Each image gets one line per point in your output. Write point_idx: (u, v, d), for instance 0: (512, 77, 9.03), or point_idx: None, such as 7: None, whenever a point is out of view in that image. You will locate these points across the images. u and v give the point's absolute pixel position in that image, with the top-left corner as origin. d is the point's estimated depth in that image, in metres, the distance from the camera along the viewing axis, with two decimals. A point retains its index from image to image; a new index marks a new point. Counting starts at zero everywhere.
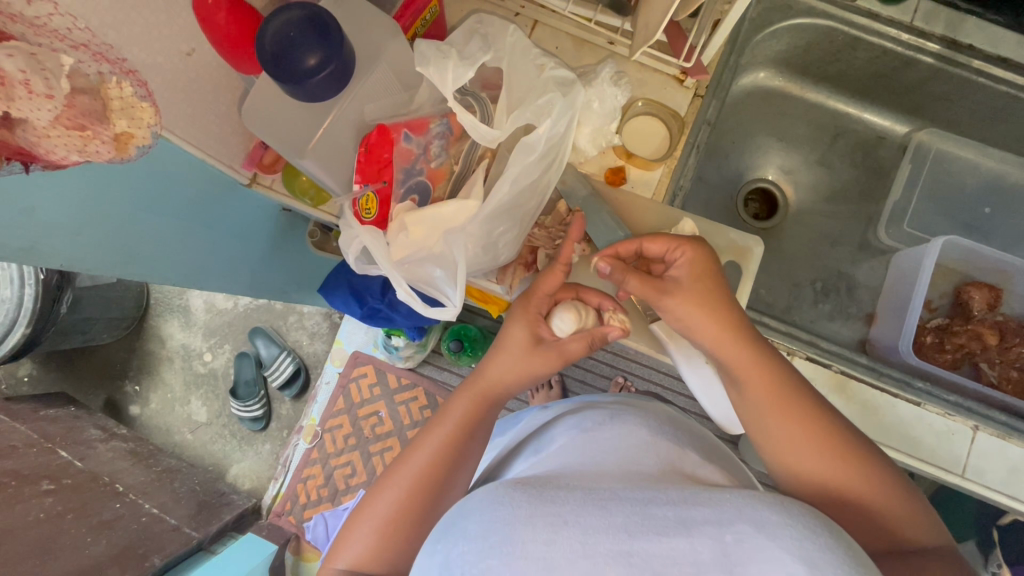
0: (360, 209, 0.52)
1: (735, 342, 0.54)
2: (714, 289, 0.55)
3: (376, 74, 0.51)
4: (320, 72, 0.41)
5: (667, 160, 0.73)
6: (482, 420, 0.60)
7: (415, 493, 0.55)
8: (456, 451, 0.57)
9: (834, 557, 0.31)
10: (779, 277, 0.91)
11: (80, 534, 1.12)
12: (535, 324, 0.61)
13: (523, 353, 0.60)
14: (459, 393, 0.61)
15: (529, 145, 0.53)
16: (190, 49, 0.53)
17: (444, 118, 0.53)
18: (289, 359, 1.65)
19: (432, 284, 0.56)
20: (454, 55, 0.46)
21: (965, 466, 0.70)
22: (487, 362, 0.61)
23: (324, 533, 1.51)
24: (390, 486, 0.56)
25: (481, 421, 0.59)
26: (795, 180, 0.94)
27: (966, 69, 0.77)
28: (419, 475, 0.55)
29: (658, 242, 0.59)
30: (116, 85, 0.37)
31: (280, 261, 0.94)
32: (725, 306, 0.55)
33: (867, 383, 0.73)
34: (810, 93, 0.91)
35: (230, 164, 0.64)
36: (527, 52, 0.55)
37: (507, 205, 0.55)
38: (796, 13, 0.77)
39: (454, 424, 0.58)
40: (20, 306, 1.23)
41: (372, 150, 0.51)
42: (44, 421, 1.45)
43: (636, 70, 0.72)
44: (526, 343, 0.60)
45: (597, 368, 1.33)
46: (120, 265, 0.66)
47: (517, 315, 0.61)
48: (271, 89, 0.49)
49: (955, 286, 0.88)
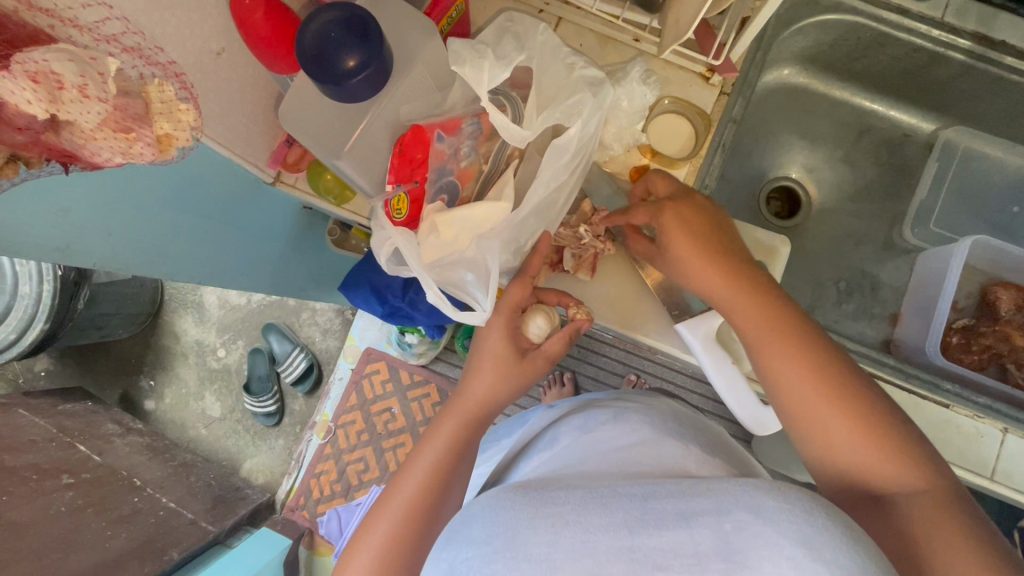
0: (391, 210, 0.51)
1: (732, 287, 0.54)
2: (709, 240, 0.56)
3: (412, 74, 0.49)
4: (358, 74, 0.40)
5: (693, 159, 0.73)
6: (470, 439, 0.60)
7: (406, 522, 0.54)
8: (445, 473, 0.57)
9: (832, 538, 0.32)
10: (800, 276, 0.90)
11: (100, 528, 1.14)
12: (514, 337, 0.60)
13: (505, 368, 0.59)
14: (441, 417, 0.61)
15: (560, 148, 0.52)
16: (220, 48, 0.53)
17: (475, 118, 0.53)
18: (302, 355, 1.66)
19: (460, 288, 0.56)
20: (490, 55, 0.45)
21: (994, 469, 0.69)
22: (468, 380, 0.61)
23: (337, 527, 1.52)
24: (381, 518, 0.55)
25: (467, 439, 0.59)
26: (818, 178, 0.93)
27: (998, 67, 0.76)
28: (411, 503, 0.55)
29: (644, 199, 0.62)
30: (157, 86, 0.37)
31: (299, 259, 0.94)
32: (724, 251, 0.56)
33: (896, 384, 0.72)
34: (835, 90, 0.89)
35: (255, 163, 0.64)
36: (558, 51, 0.54)
37: (537, 205, 0.56)
38: (824, 10, 0.76)
39: (441, 446, 0.58)
40: (39, 301, 1.24)
41: (405, 150, 0.50)
42: (62, 415, 1.47)
43: (662, 68, 0.72)
44: (507, 356, 0.59)
45: (611, 365, 1.33)
46: (149, 262, 0.67)
47: (493, 324, 0.60)
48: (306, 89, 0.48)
49: (982, 286, 0.87)
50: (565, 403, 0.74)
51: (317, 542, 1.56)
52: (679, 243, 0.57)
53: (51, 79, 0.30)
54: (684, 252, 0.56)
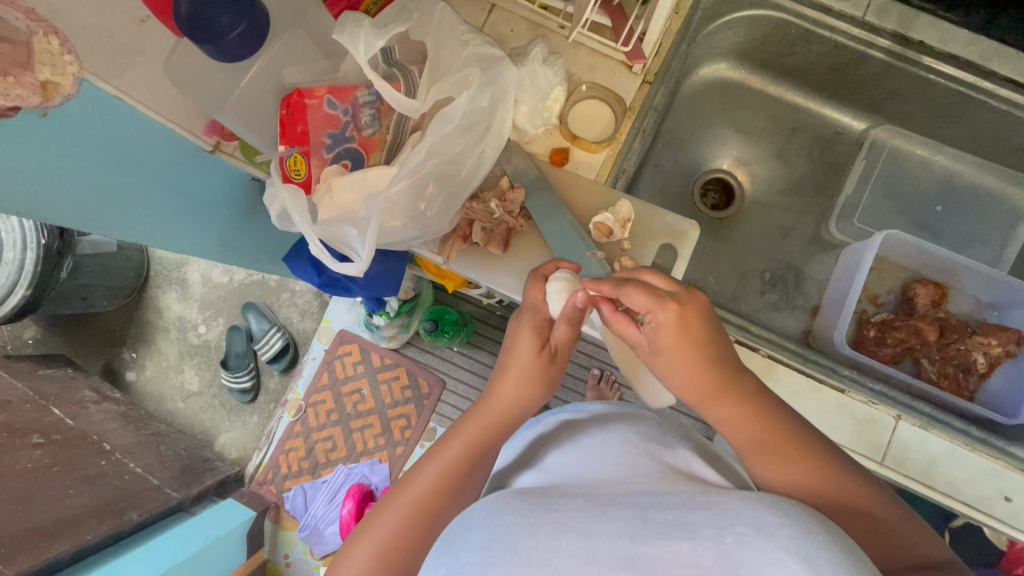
0: (288, 170, 0.56)
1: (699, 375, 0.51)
2: (695, 358, 0.51)
3: (290, 36, 0.54)
4: (233, 31, 0.46)
5: (611, 144, 0.75)
6: (491, 445, 0.58)
7: (414, 519, 0.52)
8: (466, 476, 0.55)
9: (832, 556, 0.31)
10: (728, 266, 0.93)
11: (63, 487, 1.19)
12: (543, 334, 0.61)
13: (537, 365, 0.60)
14: (466, 417, 0.60)
15: (447, 117, 0.56)
16: (143, 17, 0.57)
17: (370, 88, 0.57)
18: (278, 335, 1.69)
19: (346, 243, 0.59)
20: (367, 23, 0.49)
21: (885, 454, 0.72)
22: (495, 382, 0.61)
23: (302, 503, 1.57)
24: (390, 512, 0.53)
25: (492, 443, 0.58)
26: (751, 171, 0.95)
27: (915, 66, 0.78)
28: (423, 501, 0.53)
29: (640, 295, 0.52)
30: (42, 37, 0.43)
31: (252, 231, 0.97)
32: (711, 360, 0.51)
33: (794, 369, 0.75)
34: (770, 86, 0.92)
35: (190, 130, 0.68)
36: (453, 28, 0.58)
37: (433, 172, 0.58)
38: (750, 4, 0.78)
39: (465, 443, 0.57)
40: (21, 268, 1.29)
41: (294, 113, 0.54)
42: (41, 379, 1.51)
43: (583, 54, 0.75)
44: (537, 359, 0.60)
45: (577, 357, 1.37)
46: (73, 217, 0.66)
47: (523, 330, 0.61)
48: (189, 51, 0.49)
49: (903, 282, 0.89)
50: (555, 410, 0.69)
51: (282, 517, 1.59)
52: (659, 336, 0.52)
53: None
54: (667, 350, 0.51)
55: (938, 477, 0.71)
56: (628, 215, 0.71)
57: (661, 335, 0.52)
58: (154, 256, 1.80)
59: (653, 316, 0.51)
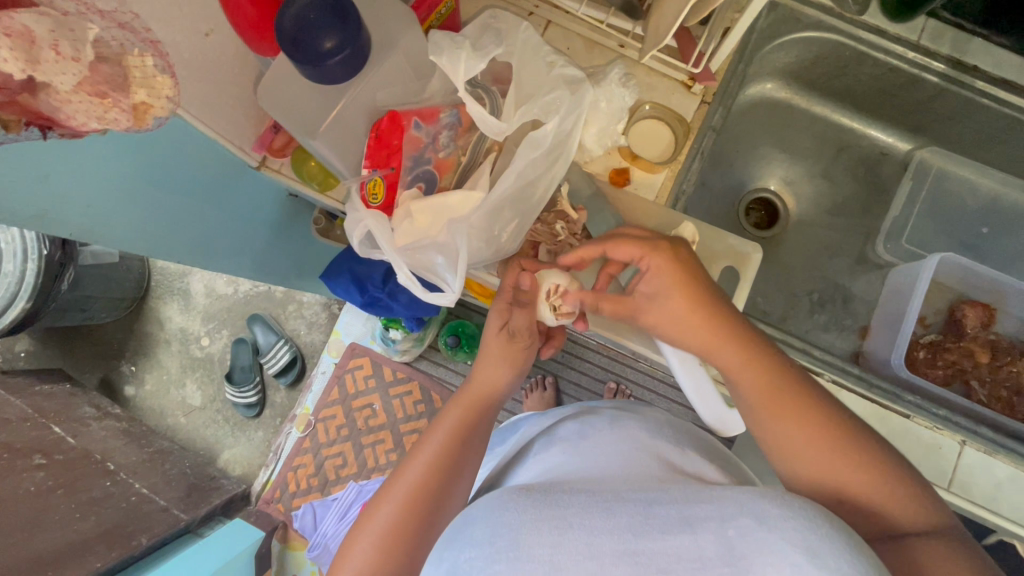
0: (368, 194, 0.53)
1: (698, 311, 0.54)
2: (699, 293, 0.55)
3: (389, 62, 0.52)
4: (334, 56, 0.44)
5: (672, 165, 0.73)
6: (474, 429, 0.62)
7: (411, 504, 0.55)
8: (453, 459, 0.58)
9: (834, 545, 0.32)
10: (774, 286, 0.92)
11: (69, 511, 1.11)
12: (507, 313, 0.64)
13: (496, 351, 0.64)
14: (449, 406, 0.64)
15: (535, 141, 0.54)
16: (209, 30, 0.51)
17: (455, 109, 0.55)
18: (286, 347, 1.64)
19: (432, 271, 0.57)
20: (467, 46, 0.49)
21: (951, 480, 0.72)
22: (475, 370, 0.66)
23: (311, 522, 1.48)
24: (386, 501, 0.56)
25: (472, 428, 0.61)
26: (796, 191, 0.96)
27: (970, 90, 0.78)
28: (417, 485, 0.56)
29: (624, 248, 0.56)
30: (136, 57, 0.39)
31: (283, 247, 0.94)
32: (708, 297, 0.54)
33: (860, 395, 0.75)
34: (816, 107, 0.91)
35: (237, 145, 0.61)
36: (538, 50, 0.56)
37: (513, 196, 0.56)
38: (807, 26, 0.77)
39: (448, 431, 0.60)
40: (21, 280, 1.21)
41: (383, 136, 0.53)
42: (38, 396, 1.43)
43: (646, 74, 0.73)
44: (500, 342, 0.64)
45: (595, 372, 1.36)
46: (129, 236, 0.67)
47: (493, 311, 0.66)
48: (288, 72, 0.51)
49: (950, 303, 0.89)
50: (563, 408, 0.73)
51: (290, 536, 1.53)
52: (660, 282, 0.55)
53: (26, 36, 0.31)
54: (673, 306, 0.55)
55: (1005, 504, 0.71)
56: (694, 238, 0.67)
57: (663, 288, 0.55)
58: (155, 266, 1.74)
59: (646, 261, 0.56)
